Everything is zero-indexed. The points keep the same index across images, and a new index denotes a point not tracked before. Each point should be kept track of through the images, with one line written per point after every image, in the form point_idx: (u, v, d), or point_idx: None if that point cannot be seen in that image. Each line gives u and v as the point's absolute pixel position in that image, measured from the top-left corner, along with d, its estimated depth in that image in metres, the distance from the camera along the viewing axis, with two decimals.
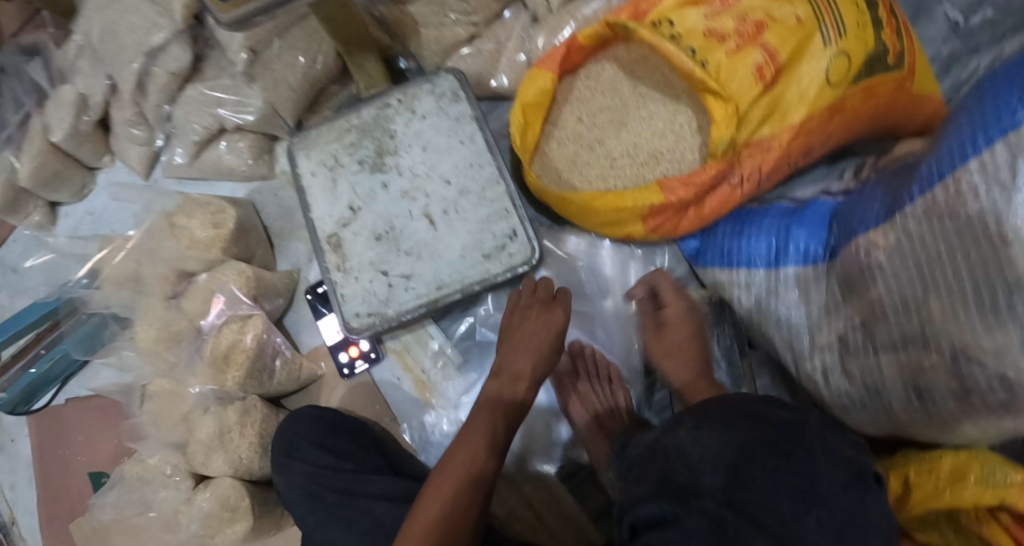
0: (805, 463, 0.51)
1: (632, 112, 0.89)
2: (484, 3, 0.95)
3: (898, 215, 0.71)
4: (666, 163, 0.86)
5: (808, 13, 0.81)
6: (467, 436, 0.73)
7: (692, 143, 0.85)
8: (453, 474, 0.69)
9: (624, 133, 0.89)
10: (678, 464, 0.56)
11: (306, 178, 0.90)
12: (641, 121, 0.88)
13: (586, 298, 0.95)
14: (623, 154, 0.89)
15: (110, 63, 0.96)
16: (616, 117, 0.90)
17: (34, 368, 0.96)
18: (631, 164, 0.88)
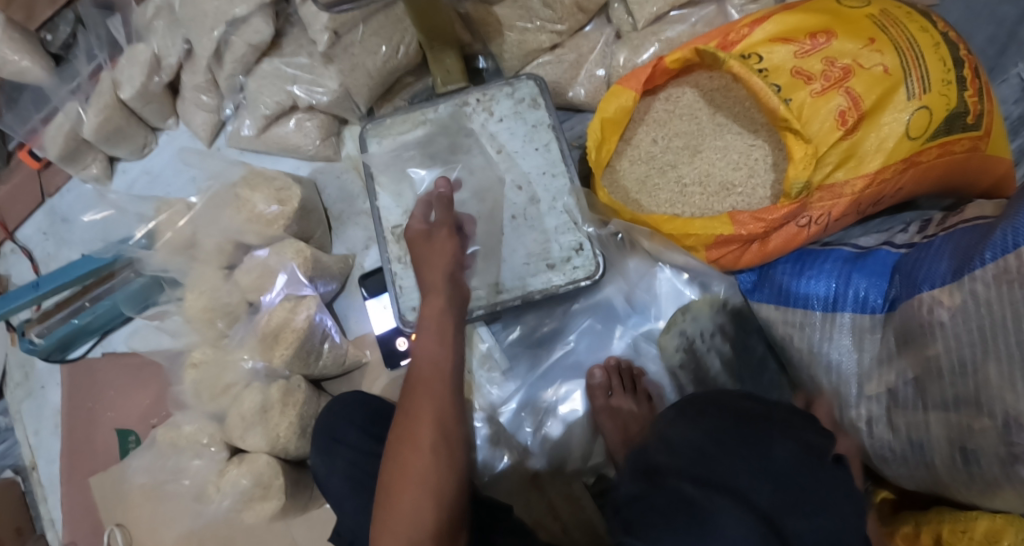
0: (757, 432, 0.51)
1: (707, 140, 0.91)
2: (572, 13, 0.96)
3: (964, 279, 0.74)
4: (736, 196, 0.87)
5: (896, 64, 0.80)
6: (420, 402, 0.70)
7: (764, 179, 0.86)
8: (417, 453, 0.66)
9: (697, 160, 0.90)
10: (659, 451, 0.52)
11: (376, 166, 0.93)
12: (718, 151, 0.90)
13: (631, 320, 0.96)
14: (693, 181, 0.90)
15: (189, 27, 0.95)
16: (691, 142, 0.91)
17: (75, 320, 0.96)
18: (700, 193, 0.90)
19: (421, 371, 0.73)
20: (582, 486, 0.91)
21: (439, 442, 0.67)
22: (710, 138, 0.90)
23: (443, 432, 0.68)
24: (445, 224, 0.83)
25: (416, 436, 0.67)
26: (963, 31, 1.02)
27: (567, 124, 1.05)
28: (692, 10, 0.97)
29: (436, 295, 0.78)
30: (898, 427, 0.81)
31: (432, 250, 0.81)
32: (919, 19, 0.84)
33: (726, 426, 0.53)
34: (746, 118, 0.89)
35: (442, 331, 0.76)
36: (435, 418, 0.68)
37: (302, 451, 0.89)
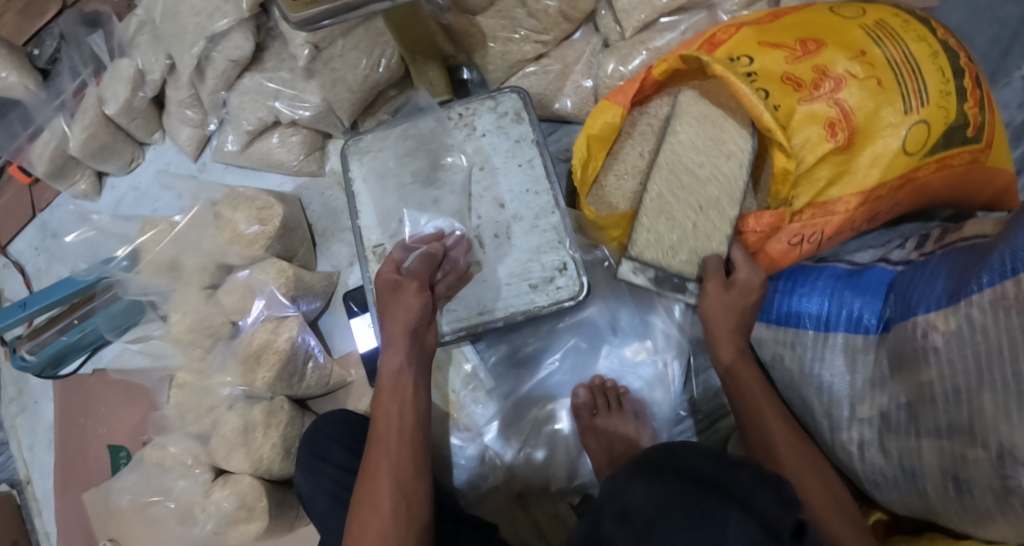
0: (709, 494, 0.48)
1: (698, 204, 0.82)
2: (557, 23, 0.94)
3: (960, 303, 0.71)
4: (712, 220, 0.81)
5: (889, 76, 0.77)
6: (378, 460, 0.72)
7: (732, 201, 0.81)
8: (377, 515, 0.67)
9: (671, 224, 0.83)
10: (605, 514, 0.52)
11: (357, 184, 0.92)
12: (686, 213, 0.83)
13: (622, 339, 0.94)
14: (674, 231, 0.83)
15: (170, 42, 0.94)
16: (666, 220, 0.83)
17: (64, 336, 0.95)
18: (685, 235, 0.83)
19: (380, 429, 0.74)
20: (567, 506, 0.91)
21: (396, 507, 0.68)
22: (692, 205, 0.82)
23: (402, 496, 0.69)
24: (416, 277, 0.80)
25: (375, 497, 0.69)
26: (964, 33, 0.97)
27: (553, 136, 1.03)
28: (683, 17, 0.94)
29: (393, 352, 0.77)
30: (890, 452, 0.77)
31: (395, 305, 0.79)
32: (917, 28, 0.79)
33: (665, 502, 0.48)
34: (729, 141, 0.82)
35: (399, 387, 0.76)
36: (394, 481, 0.70)
37: (286, 471, 0.88)
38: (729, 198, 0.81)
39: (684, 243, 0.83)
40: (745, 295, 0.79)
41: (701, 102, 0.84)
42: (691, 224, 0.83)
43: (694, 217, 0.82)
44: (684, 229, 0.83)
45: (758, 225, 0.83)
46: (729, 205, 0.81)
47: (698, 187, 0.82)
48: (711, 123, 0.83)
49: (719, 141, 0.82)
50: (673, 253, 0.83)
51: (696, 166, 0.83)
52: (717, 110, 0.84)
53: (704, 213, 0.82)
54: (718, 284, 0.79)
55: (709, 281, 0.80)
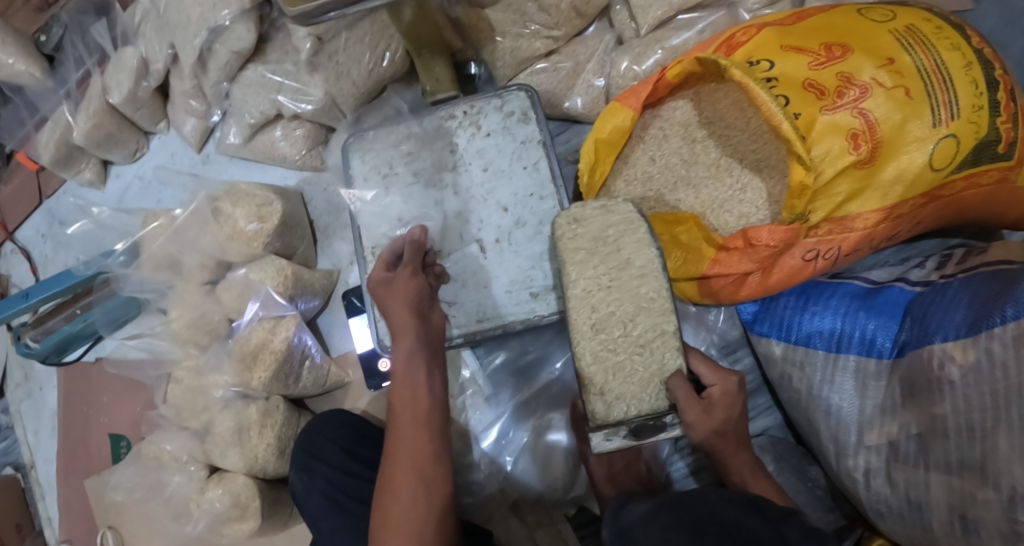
0: None
1: (638, 341, 0.64)
2: (569, 18, 0.90)
3: (980, 335, 0.67)
4: (665, 350, 0.64)
5: (918, 87, 0.72)
6: (397, 445, 0.67)
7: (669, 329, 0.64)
8: (397, 501, 0.63)
9: (621, 373, 0.64)
10: None
11: (358, 182, 0.89)
12: (633, 354, 0.64)
13: None
14: (628, 381, 0.64)
15: (173, 32, 0.91)
16: (612, 376, 0.64)
17: (68, 325, 0.95)
18: (642, 374, 0.64)
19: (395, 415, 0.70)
20: (562, 516, 0.89)
21: (417, 490, 0.64)
22: (628, 345, 0.64)
23: (421, 478, 0.65)
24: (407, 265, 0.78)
25: (394, 483, 0.65)
26: (999, 40, 0.91)
27: (561, 136, 1.00)
28: (702, 15, 0.90)
29: (406, 336, 0.73)
30: (896, 483, 0.74)
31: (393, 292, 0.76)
32: (950, 35, 0.74)
33: None
34: (634, 260, 0.65)
35: (413, 372, 0.72)
36: (415, 463, 0.66)
37: (281, 471, 0.88)
38: (664, 318, 0.64)
39: (644, 384, 0.64)
40: (728, 408, 0.67)
41: (581, 223, 0.68)
42: (639, 364, 0.64)
43: (640, 357, 0.64)
44: (633, 372, 0.64)
45: (772, 238, 0.76)
46: (667, 322, 0.64)
47: (626, 328, 0.64)
48: (605, 249, 0.66)
49: (622, 265, 0.66)
50: (635, 400, 0.64)
51: (608, 309, 0.65)
52: (604, 229, 0.67)
53: (650, 344, 0.64)
54: (698, 408, 0.62)
55: (688, 412, 0.61)
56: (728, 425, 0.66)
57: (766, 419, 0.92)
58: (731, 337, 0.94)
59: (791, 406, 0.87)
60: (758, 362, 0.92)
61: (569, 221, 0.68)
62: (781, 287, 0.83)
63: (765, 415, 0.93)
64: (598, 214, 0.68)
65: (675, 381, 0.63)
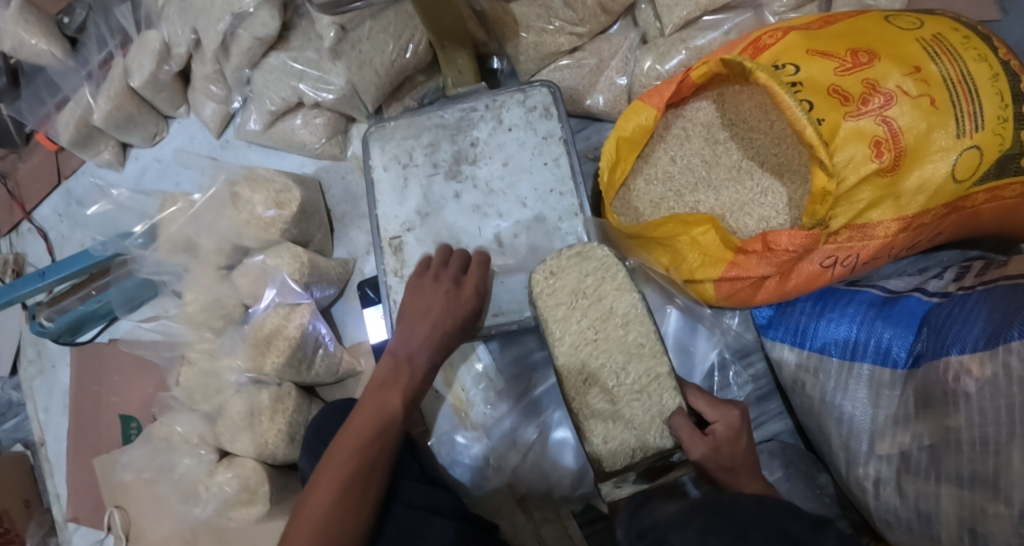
0: None
1: (631, 386, 0.69)
2: (594, 15, 0.89)
3: (998, 348, 0.67)
4: (659, 393, 0.68)
5: (944, 96, 0.71)
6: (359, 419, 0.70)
7: (658, 369, 0.68)
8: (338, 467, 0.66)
9: (618, 419, 0.68)
10: None
11: (377, 171, 0.89)
12: (628, 397, 0.68)
13: None
14: (630, 426, 0.68)
15: (198, 16, 0.92)
16: (616, 424, 0.68)
17: (83, 304, 0.96)
18: (641, 417, 0.68)
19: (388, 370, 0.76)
20: (570, 514, 0.88)
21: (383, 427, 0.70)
22: (627, 392, 0.68)
23: (385, 423, 0.71)
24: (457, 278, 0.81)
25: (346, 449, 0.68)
26: None
27: (582, 133, 1.00)
28: (728, 16, 0.89)
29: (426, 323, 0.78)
30: (906, 493, 0.74)
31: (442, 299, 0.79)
32: (977, 46, 0.73)
33: None
34: (616, 308, 0.71)
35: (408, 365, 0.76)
36: (363, 443, 0.68)
37: (290, 457, 0.88)
38: (655, 360, 0.69)
39: (646, 426, 0.67)
40: (734, 442, 0.65)
41: (560, 281, 0.74)
42: (639, 408, 0.68)
43: (637, 402, 0.68)
44: (635, 417, 0.68)
45: (791, 243, 0.76)
46: (657, 364, 0.69)
47: (619, 376, 0.69)
48: (586, 304, 0.72)
49: (606, 317, 0.72)
50: (635, 444, 0.67)
51: (597, 360, 0.70)
52: (584, 285, 0.73)
53: (643, 387, 0.68)
54: (700, 446, 0.63)
55: (692, 450, 0.63)
56: (737, 463, 0.63)
57: (777, 424, 0.92)
58: (744, 341, 0.93)
59: (803, 413, 0.86)
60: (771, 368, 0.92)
61: (547, 276, 0.74)
62: (798, 293, 0.83)
63: (776, 420, 0.93)
64: (575, 264, 0.74)
65: (677, 420, 0.65)
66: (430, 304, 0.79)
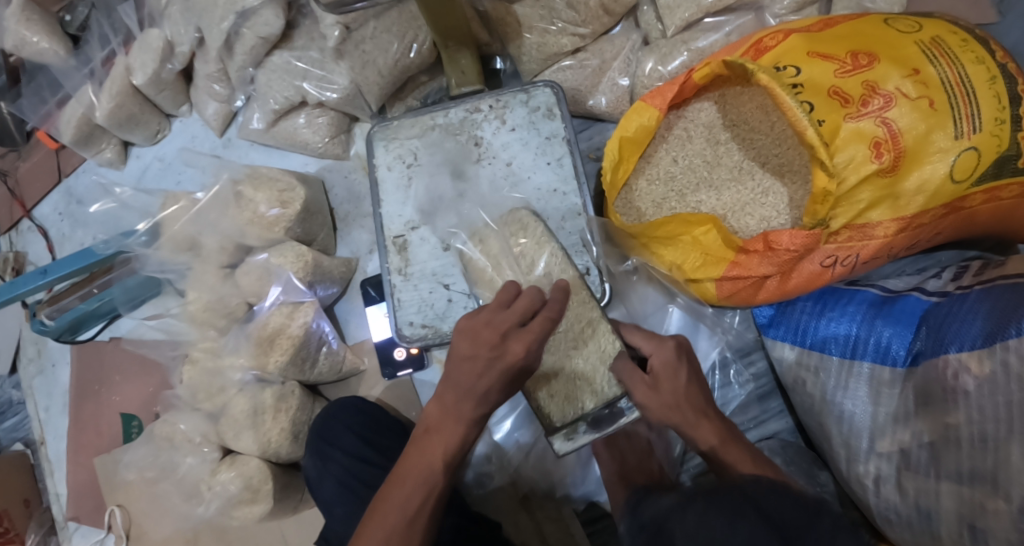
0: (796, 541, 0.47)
1: (566, 336, 0.77)
2: (597, 16, 0.89)
3: (996, 346, 0.68)
4: (592, 336, 0.76)
5: (943, 98, 0.72)
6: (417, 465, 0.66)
7: (587, 312, 0.77)
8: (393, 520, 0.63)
9: (559, 367, 0.76)
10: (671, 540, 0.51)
11: (381, 171, 0.89)
12: (568, 346, 0.76)
13: None
14: (574, 375, 0.76)
15: (200, 16, 0.92)
16: (555, 379, 0.76)
17: (83, 304, 0.95)
18: (583, 363, 0.76)
19: (435, 415, 0.67)
20: (571, 511, 0.90)
21: (423, 485, 0.64)
22: (566, 343, 0.76)
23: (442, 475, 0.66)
24: (535, 330, 0.64)
25: (398, 498, 0.64)
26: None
27: (584, 133, 1.00)
28: (729, 18, 0.90)
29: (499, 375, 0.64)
30: (906, 490, 0.75)
31: (497, 359, 0.63)
32: (976, 48, 0.74)
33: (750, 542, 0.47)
34: (539, 262, 0.80)
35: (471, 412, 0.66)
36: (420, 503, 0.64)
37: (293, 456, 0.88)
38: (586, 307, 0.77)
39: (592, 374, 0.75)
40: (673, 377, 0.69)
41: (487, 244, 0.83)
42: (581, 360, 0.76)
43: (575, 350, 0.76)
44: (579, 366, 0.76)
45: (792, 243, 0.77)
46: (589, 311, 0.77)
47: (553, 327, 0.77)
48: (511, 262, 0.81)
49: (530, 270, 0.80)
50: (580, 389, 0.75)
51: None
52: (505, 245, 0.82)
53: (577, 334, 0.76)
54: (643, 387, 0.69)
55: (635, 391, 0.70)
56: (679, 397, 0.68)
57: (777, 422, 0.93)
58: (745, 340, 0.94)
59: (802, 410, 0.87)
60: (769, 366, 0.94)
61: (474, 244, 0.84)
62: (799, 292, 0.84)
63: (777, 419, 0.93)
64: (499, 230, 0.83)
65: (619, 365, 0.72)
66: (489, 346, 0.63)
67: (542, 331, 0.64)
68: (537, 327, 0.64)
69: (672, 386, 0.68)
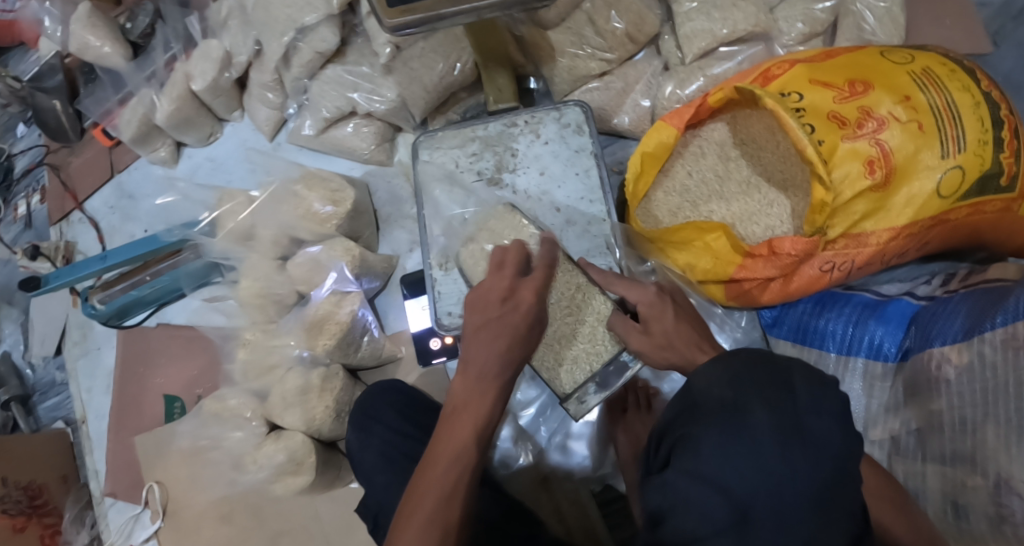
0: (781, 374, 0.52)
1: (563, 306, 0.86)
2: (622, 43, 1.01)
3: (974, 339, 0.78)
4: (589, 301, 0.86)
5: (931, 122, 0.83)
6: (443, 437, 0.68)
7: (575, 280, 0.86)
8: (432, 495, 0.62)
9: (562, 335, 0.86)
10: (685, 398, 0.55)
11: (426, 176, 0.99)
12: (569, 315, 0.86)
13: None
14: (578, 339, 0.86)
15: (262, 29, 1.01)
16: (558, 348, 0.87)
17: (135, 290, 1.04)
18: (583, 328, 0.86)
19: (460, 394, 0.70)
20: (589, 493, 0.96)
21: (456, 458, 0.65)
22: (561, 312, 0.86)
23: (474, 444, 0.67)
24: (534, 283, 0.77)
25: (431, 475, 0.64)
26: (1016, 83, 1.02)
27: (609, 149, 1.11)
28: (742, 48, 1.01)
29: (506, 332, 0.72)
30: (897, 473, 0.83)
31: (510, 315, 0.73)
32: (962, 78, 0.85)
33: (752, 384, 0.52)
34: (527, 242, 0.90)
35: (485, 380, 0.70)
36: (456, 471, 0.64)
37: (334, 433, 0.95)
38: (574, 273, 0.86)
39: (592, 336, 0.86)
40: (660, 317, 0.76)
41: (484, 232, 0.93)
42: (578, 325, 0.86)
43: (571, 317, 0.86)
44: (579, 330, 0.86)
45: (794, 248, 0.86)
46: (574, 278, 0.86)
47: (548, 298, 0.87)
48: (500, 246, 0.91)
49: (518, 247, 0.90)
50: (582, 350, 0.86)
51: None
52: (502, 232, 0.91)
53: (571, 303, 0.86)
54: (637, 333, 0.79)
55: (631, 339, 0.80)
56: (669, 336, 0.75)
57: None
58: None
59: None
60: None
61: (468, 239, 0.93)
62: (801, 295, 0.94)
63: None
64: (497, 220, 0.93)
65: (615, 320, 0.82)
66: (487, 307, 0.73)
67: (535, 288, 0.76)
68: (540, 276, 0.78)
69: (664, 325, 0.76)
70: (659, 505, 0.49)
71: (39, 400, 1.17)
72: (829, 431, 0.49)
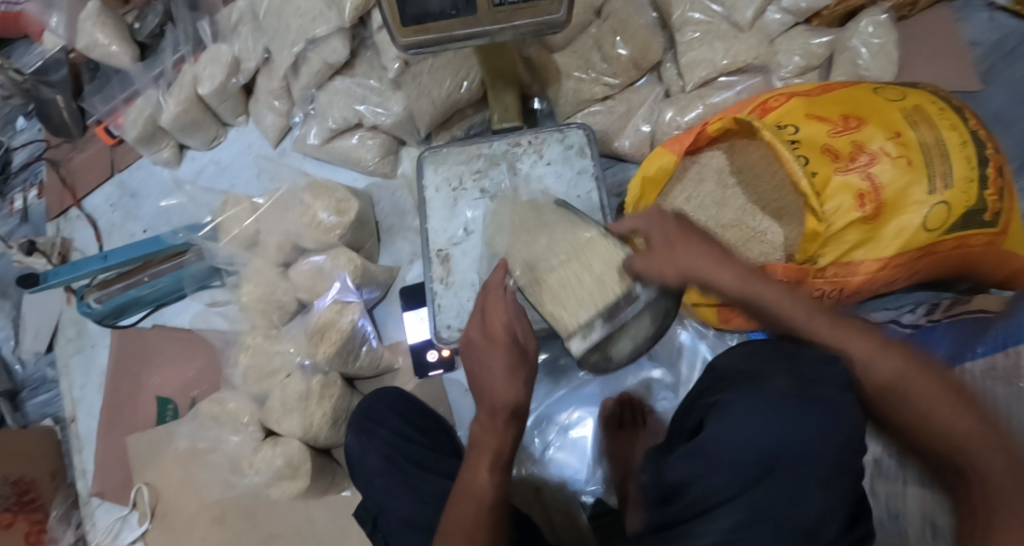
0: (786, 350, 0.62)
1: (568, 251, 0.78)
2: (627, 69, 1.04)
3: (956, 367, 0.81)
4: (596, 247, 0.77)
5: (919, 158, 0.86)
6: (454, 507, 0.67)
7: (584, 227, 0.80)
8: None
9: (563, 276, 0.76)
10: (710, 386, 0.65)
11: (430, 191, 1.01)
12: (573, 258, 0.77)
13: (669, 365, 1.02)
14: (581, 282, 0.75)
15: (272, 38, 1.03)
16: (559, 292, 0.76)
17: (134, 291, 1.05)
18: (589, 272, 0.75)
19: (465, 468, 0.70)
20: (579, 505, 0.97)
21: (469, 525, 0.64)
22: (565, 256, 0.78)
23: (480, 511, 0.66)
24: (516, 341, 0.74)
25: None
26: (1003, 119, 1.05)
27: (610, 170, 1.13)
28: (740, 78, 1.04)
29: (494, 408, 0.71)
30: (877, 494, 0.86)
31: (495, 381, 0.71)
32: (950, 117, 0.89)
33: (764, 360, 0.62)
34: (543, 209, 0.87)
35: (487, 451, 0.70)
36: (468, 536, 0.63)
37: (330, 440, 0.96)
38: (583, 227, 0.80)
39: (598, 278, 0.75)
40: (662, 223, 0.73)
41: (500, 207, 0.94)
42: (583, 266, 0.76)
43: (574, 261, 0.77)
44: (584, 273, 0.75)
45: (785, 275, 0.90)
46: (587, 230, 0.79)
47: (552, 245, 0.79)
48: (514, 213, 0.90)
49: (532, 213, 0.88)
50: (583, 290, 0.74)
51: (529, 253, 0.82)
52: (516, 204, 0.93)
53: (578, 246, 0.78)
54: (641, 246, 0.71)
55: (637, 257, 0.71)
56: (674, 238, 0.71)
57: None
58: None
59: None
60: None
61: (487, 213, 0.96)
62: None
63: None
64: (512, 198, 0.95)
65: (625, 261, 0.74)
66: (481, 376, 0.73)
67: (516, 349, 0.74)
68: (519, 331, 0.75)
69: (669, 228, 0.72)
70: (682, 476, 0.56)
71: (29, 396, 1.16)
72: (835, 392, 0.56)
